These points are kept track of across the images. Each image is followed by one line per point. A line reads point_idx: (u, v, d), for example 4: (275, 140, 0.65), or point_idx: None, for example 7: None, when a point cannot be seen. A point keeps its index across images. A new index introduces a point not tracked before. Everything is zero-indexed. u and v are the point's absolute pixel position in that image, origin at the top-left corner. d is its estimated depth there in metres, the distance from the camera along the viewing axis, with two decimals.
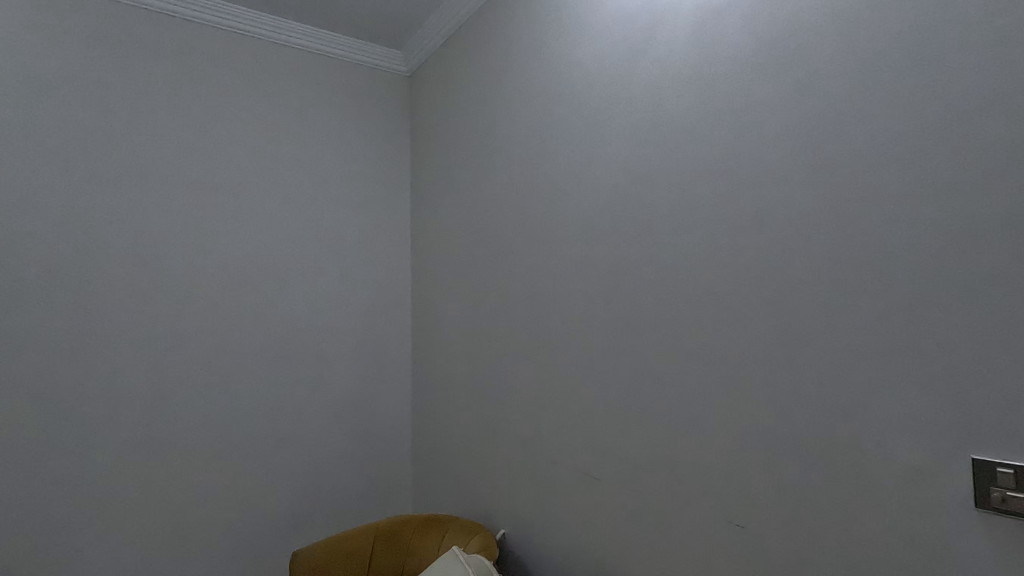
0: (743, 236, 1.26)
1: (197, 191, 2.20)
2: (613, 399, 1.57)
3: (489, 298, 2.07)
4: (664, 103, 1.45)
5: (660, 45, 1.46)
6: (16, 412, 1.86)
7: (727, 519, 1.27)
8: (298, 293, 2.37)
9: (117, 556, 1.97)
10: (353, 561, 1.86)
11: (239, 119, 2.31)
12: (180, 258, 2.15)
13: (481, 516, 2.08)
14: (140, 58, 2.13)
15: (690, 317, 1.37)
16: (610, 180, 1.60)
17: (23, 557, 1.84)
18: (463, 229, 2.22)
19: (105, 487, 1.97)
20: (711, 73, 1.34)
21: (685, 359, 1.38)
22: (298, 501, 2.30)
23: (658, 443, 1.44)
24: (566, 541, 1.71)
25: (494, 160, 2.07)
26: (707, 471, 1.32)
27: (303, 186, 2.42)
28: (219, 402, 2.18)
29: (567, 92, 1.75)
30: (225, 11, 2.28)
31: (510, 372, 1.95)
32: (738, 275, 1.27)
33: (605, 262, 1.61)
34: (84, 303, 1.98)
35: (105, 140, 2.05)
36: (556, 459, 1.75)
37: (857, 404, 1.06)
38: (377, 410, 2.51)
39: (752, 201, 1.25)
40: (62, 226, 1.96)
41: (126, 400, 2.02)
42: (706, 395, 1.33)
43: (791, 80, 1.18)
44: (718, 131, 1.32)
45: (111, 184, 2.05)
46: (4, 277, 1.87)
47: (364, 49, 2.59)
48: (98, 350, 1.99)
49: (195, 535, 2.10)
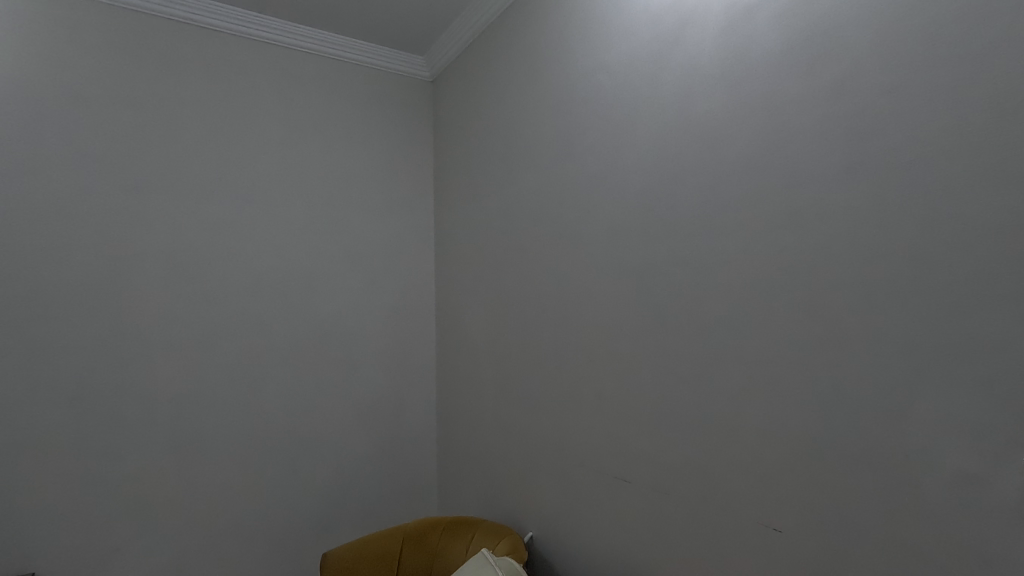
0: (776, 235, 1.25)
1: (227, 198, 2.25)
2: (642, 400, 1.56)
3: (514, 301, 2.08)
4: (693, 103, 1.44)
5: (688, 45, 1.46)
6: (56, 414, 1.92)
7: (762, 523, 1.26)
8: (325, 297, 2.41)
9: (152, 555, 2.02)
10: (383, 562, 1.88)
11: (265, 127, 2.35)
12: (211, 264, 2.20)
13: (508, 518, 2.09)
14: (171, 69, 2.19)
15: (721, 318, 1.36)
16: (638, 181, 1.59)
17: (64, 555, 1.90)
18: (488, 232, 2.23)
19: (140, 487, 2.02)
20: (740, 71, 1.33)
21: (717, 360, 1.37)
22: (326, 503, 2.33)
23: (688, 446, 1.43)
24: (595, 543, 1.70)
25: (519, 163, 2.08)
26: (741, 473, 1.30)
27: (329, 191, 2.46)
28: (250, 405, 2.22)
29: (593, 94, 1.75)
30: (251, 21, 2.33)
31: (537, 374, 1.96)
32: (770, 275, 1.25)
33: (633, 263, 1.60)
34: (119, 308, 2.04)
35: (139, 150, 2.11)
36: (584, 461, 1.74)
37: (898, 406, 1.04)
38: (403, 412, 2.53)
39: (785, 201, 1.23)
40: (99, 234, 2.02)
41: (160, 402, 2.07)
42: (739, 396, 1.31)
43: (826, 77, 1.16)
44: (750, 130, 1.31)
45: (145, 192, 2.11)
46: (46, 284, 1.94)
47: (387, 55, 2.62)
48: (133, 353, 2.05)
49: (227, 535, 2.14)
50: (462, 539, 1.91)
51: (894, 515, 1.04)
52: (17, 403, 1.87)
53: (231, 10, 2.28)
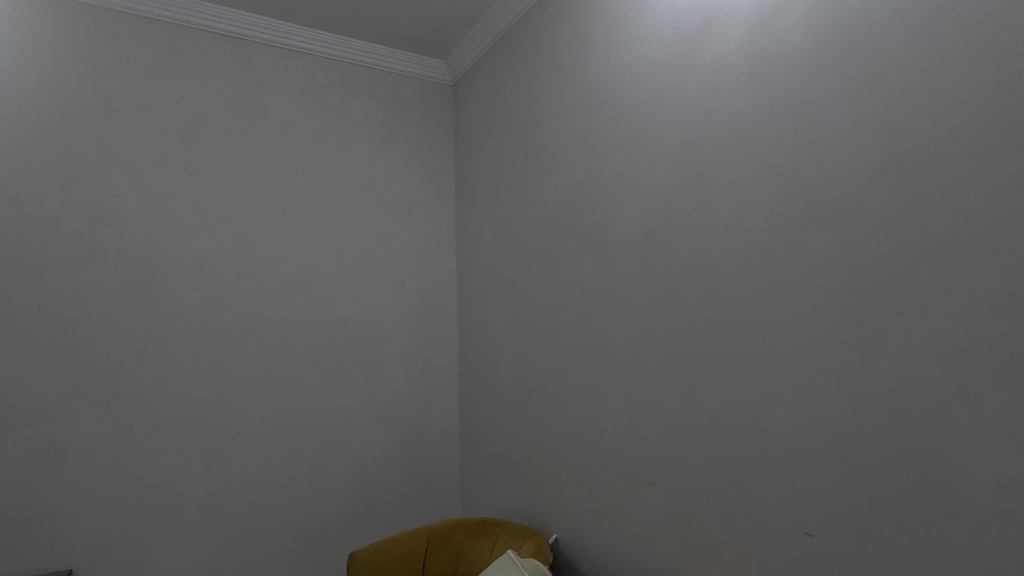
0: (807, 236, 1.23)
1: (254, 203, 2.29)
2: (669, 403, 1.55)
3: (537, 303, 2.08)
4: (718, 104, 1.43)
5: (714, 46, 1.44)
6: (93, 414, 1.98)
7: (793, 527, 1.24)
8: (349, 299, 2.43)
9: (184, 552, 2.07)
10: (409, 562, 1.90)
11: (290, 132, 2.39)
12: (239, 267, 2.24)
13: (532, 519, 2.09)
14: (200, 78, 2.24)
15: (750, 319, 1.34)
16: (663, 181, 1.58)
17: (100, 552, 1.95)
18: (511, 234, 2.24)
19: (172, 486, 2.07)
20: (768, 70, 1.31)
21: (745, 362, 1.35)
22: (351, 504, 2.35)
23: (717, 448, 1.41)
24: (622, 546, 1.69)
25: (542, 167, 2.08)
26: (771, 477, 1.29)
27: (352, 195, 2.49)
28: (276, 406, 2.26)
29: (616, 95, 1.75)
30: (276, 28, 2.37)
31: (561, 375, 1.96)
32: (800, 276, 1.24)
33: (658, 265, 1.60)
34: (151, 311, 2.09)
35: (170, 157, 2.16)
36: (610, 463, 1.74)
37: (938, 409, 1.01)
38: (426, 414, 2.55)
39: (816, 201, 1.21)
40: (132, 239, 2.08)
41: (191, 403, 2.12)
42: (769, 398, 1.30)
43: (858, 74, 1.14)
44: (778, 129, 1.29)
45: (176, 198, 2.16)
46: (83, 288, 2.00)
47: (409, 60, 2.65)
48: (165, 356, 2.10)
49: (256, 535, 2.18)
50: (486, 539, 1.92)
51: (933, 520, 1.02)
52: (56, 403, 1.94)
53: (257, 19, 2.32)
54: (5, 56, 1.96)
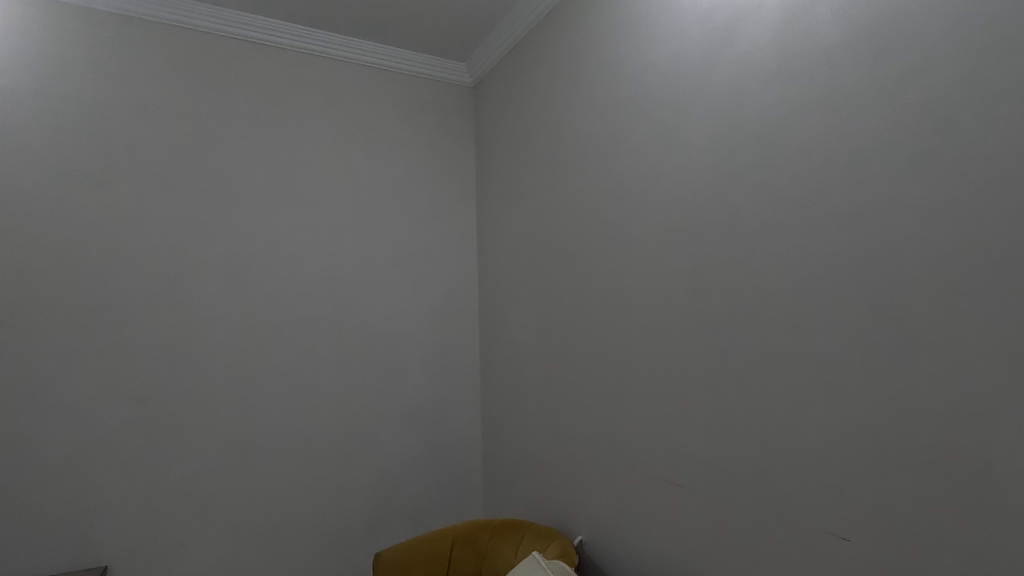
0: (841, 233, 1.20)
1: (279, 206, 2.33)
2: (697, 405, 1.53)
3: (561, 304, 2.08)
4: (745, 101, 1.41)
5: (741, 42, 1.43)
6: (126, 414, 2.03)
7: (828, 531, 1.21)
8: (372, 300, 2.46)
9: (213, 551, 2.10)
10: (433, 563, 1.90)
11: (314, 136, 2.42)
12: (264, 270, 2.28)
13: (556, 521, 2.08)
14: (227, 85, 2.28)
15: (781, 319, 1.32)
16: (689, 180, 1.57)
17: (132, 550, 1.99)
18: (533, 235, 2.24)
19: (202, 484, 2.11)
20: (798, 65, 1.29)
21: (776, 362, 1.33)
22: (376, 504, 2.37)
23: (747, 449, 1.39)
24: (649, 548, 1.68)
25: (564, 167, 2.08)
26: (804, 480, 1.26)
27: (374, 197, 2.51)
28: (302, 406, 2.28)
29: (640, 94, 1.74)
30: (299, 34, 2.40)
31: (586, 376, 1.95)
32: (835, 274, 1.21)
33: (684, 265, 1.58)
34: (180, 313, 2.13)
35: (198, 162, 2.21)
36: (637, 465, 1.72)
37: (981, 412, 0.99)
38: (449, 415, 2.56)
39: (850, 198, 1.19)
40: (162, 243, 2.13)
41: (219, 404, 2.16)
42: (802, 399, 1.27)
43: (894, 67, 1.12)
44: (809, 126, 1.27)
45: (205, 202, 2.21)
46: (117, 291, 2.05)
47: (430, 62, 2.66)
48: (194, 357, 2.14)
49: (282, 534, 2.21)
50: (511, 540, 1.92)
51: (978, 525, 0.99)
52: (91, 403, 1.99)
53: (281, 25, 2.36)
54: (41, 66, 2.02)
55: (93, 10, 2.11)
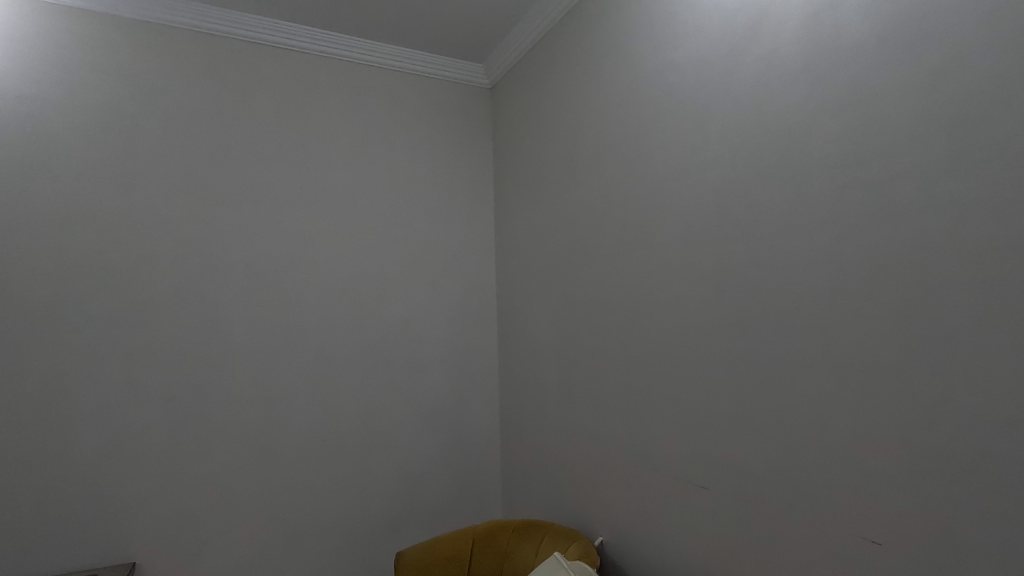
0: (870, 232, 1.19)
1: (300, 208, 2.35)
2: (721, 406, 1.52)
3: (581, 304, 2.08)
4: (771, 100, 1.40)
5: (766, 39, 1.41)
6: (153, 414, 2.06)
7: (857, 534, 1.20)
8: (391, 301, 2.47)
9: (236, 549, 2.13)
10: (454, 563, 1.91)
11: (333, 138, 2.44)
12: (286, 271, 2.30)
13: (576, 522, 2.08)
14: (249, 89, 2.32)
15: (808, 319, 1.30)
16: (712, 179, 1.56)
17: (158, 546, 2.03)
18: (553, 235, 2.24)
19: (226, 483, 2.14)
20: (825, 63, 1.28)
21: (803, 363, 1.31)
22: (396, 504, 2.39)
23: (772, 450, 1.38)
24: (672, 550, 1.67)
25: (584, 168, 2.07)
26: (832, 481, 1.24)
27: (393, 198, 2.53)
28: (323, 406, 2.31)
29: (661, 93, 1.74)
30: (319, 37, 2.42)
31: (607, 376, 1.94)
32: (865, 273, 1.19)
33: (708, 265, 1.57)
34: (205, 314, 2.17)
35: (221, 165, 2.24)
36: (659, 466, 1.71)
37: (1017, 414, 0.97)
38: (468, 416, 2.56)
39: (879, 196, 1.17)
40: (187, 246, 2.16)
41: (243, 404, 2.19)
42: (828, 400, 1.26)
43: (926, 64, 1.10)
44: (837, 124, 1.25)
45: (228, 205, 2.24)
46: (143, 293, 2.09)
47: (448, 64, 2.68)
48: (218, 358, 2.17)
49: (304, 533, 2.23)
50: (532, 541, 1.92)
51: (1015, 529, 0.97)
52: (118, 403, 2.03)
53: (301, 29, 2.38)
54: (70, 72, 2.07)
55: (120, 17, 2.15)
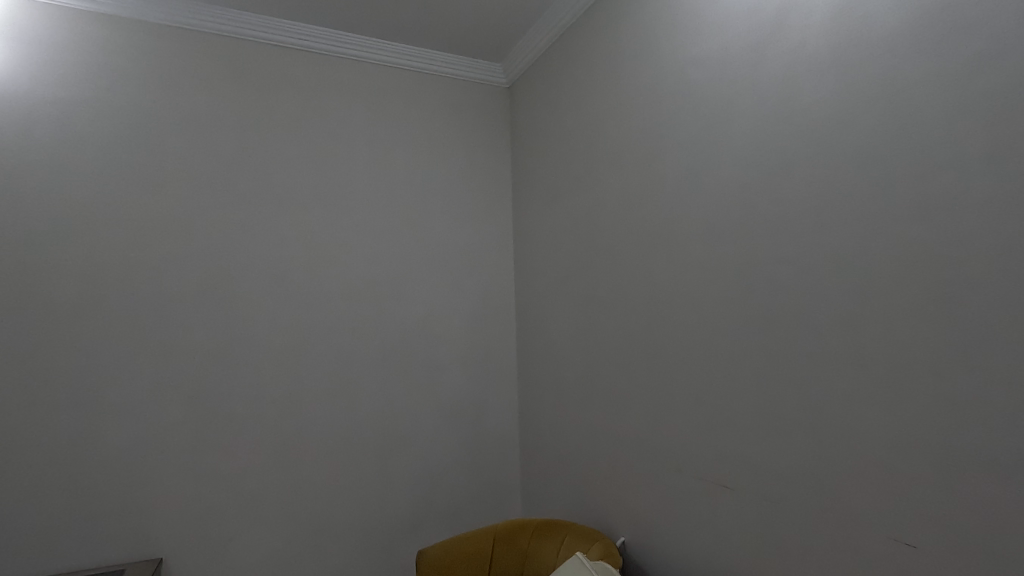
0: (901, 228, 1.16)
1: (321, 209, 2.37)
2: (747, 406, 1.50)
3: (602, 303, 2.06)
4: (798, 94, 1.38)
5: (792, 33, 1.39)
6: (178, 412, 2.10)
7: (889, 537, 1.17)
8: (410, 301, 2.48)
9: (260, 546, 2.16)
10: (475, 562, 1.91)
11: (353, 139, 2.46)
12: (307, 271, 2.32)
13: (598, 522, 2.06)
14: (270, 91, 2.34)
15: (837, 317, 1.28)
16: (737, 176, 1.54)
17: (184, 543, 2.06)
18: (573, 234, 2.23)
19: (249, 481, 2.17)
20: (854, 56, 1.25)
21: (833, 361, 1.29)
22: (416, 503, 2.40)
23: (799, 451, 1.36)
24: (695, 552, 1.65)
25: (604, 166, 2.06)
26: (863, 483, 1.22)
27: (412, 199, 2.54)
28: (344, 406, 2.32)
29: (684, 90, 1.72)
30: (339, 39, 2.44)
31: (629, 375, 1.93)
32: (898, 270, 1.16)
33: (733, 263, 1.55)
34: (228, 314, 2.19)
35: (243, 167, 2.27)
36: (683, 466, 1.70)
37: None
38: (487, 415, 2.56)
39: (911, 192, 1.15)
40: (211, 247, 2.19)
41: (265, 403, 2.21)
42: (859, 400, 1.23)
43: (961, 56, 1.08)
44: (866, 119, 1.23)
45: (251, 206, 2.27)
46: (169, 293, 2.13)
47: (466, 64, 2.68)
48: (242, 357, 2.20)
49: (326, 531, 2.25)
50: (553, 540, 1.91)
51: None
52: (146, 402, 2.06)
53: (321, 31, 2.40)
54: (98, 78, 2.11)
55: (146, 23, 2.19)
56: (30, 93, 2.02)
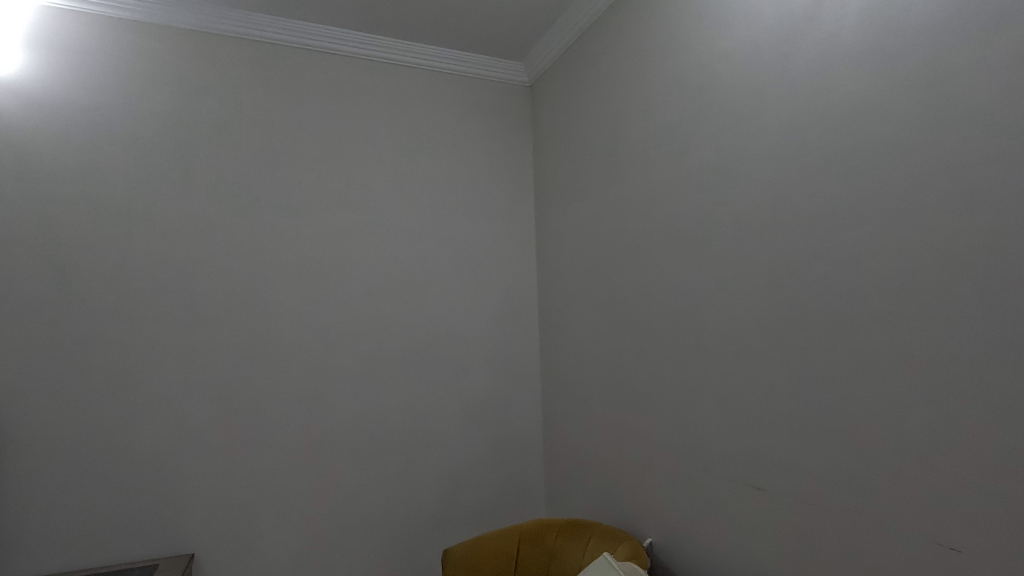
0: (943, 222, 1.13)
1: (345, 210, 2.40)
2: (779, 406, 1.47)
3: (628, 301, 2.05)
4: (832, 86, 1.34)
5: (826, 24, 1.36)
6: (208, 411, 2.14)
7: (933, 541, 1.14)
8: (434, 300, 2.49)
9: (288, 543, 2.18)
10: (501, 561, 1.91)
11: (376, 140, 2.48)
12: (332, 271, 2.35)
13: (624, 523, 2.05)
14: (295, 93, 2.37)
15: (874, 315, 1.25)
16: (768, 171, 1.51)
17: (215, 539, 2.10)
18: (597, 232, 2.22)
19: (277, 478, 2.20)
20: (892, 46, 1.22)
21: (870, 360, 1.25)
22: (440, 502, 2.40)
23: (835, 452, 1.32)
24: (726, 555, 1.62)
25: (629, 163, 2.04)
26: (904, 485, 1.19)
27: (435, 198, 2.54)
28: (369, 404, 2.34)
29: (712, 84, 1.69)
30: (362, 41, 2.46)
31: (656, 374, 1.90)
32: (940, 265, 1.13)
33: (763, 259, 1.52)
34: (256, 314, 2.23)
35: (269, 169, 2.30)
36: (712, 467, 1.67)
37: None
38: (511, 415, 2.56)
39: (954, 184, 1.11)
40: (238, 248, 2.23)
41: (292, 401, 2.24)
42: (899, 400, 1.20)
43: (1007, 41, 1.04)
44: (906, 110, 1.19)
45: (277, 207, 2.30)
46: (199, 293, 2.17)
47: (488, 63, 2.68)
48: (270, 357, 2.23)
49: (352, 530, 2.26)
50: (579, 540, 1.90)
51: None
52: (177, 400, 2.10)
53: (345, 33, 2.43)
54: (130, 84, 2.16)
55: (175, 29, 2.23)
56: (66, 100, 2.07)
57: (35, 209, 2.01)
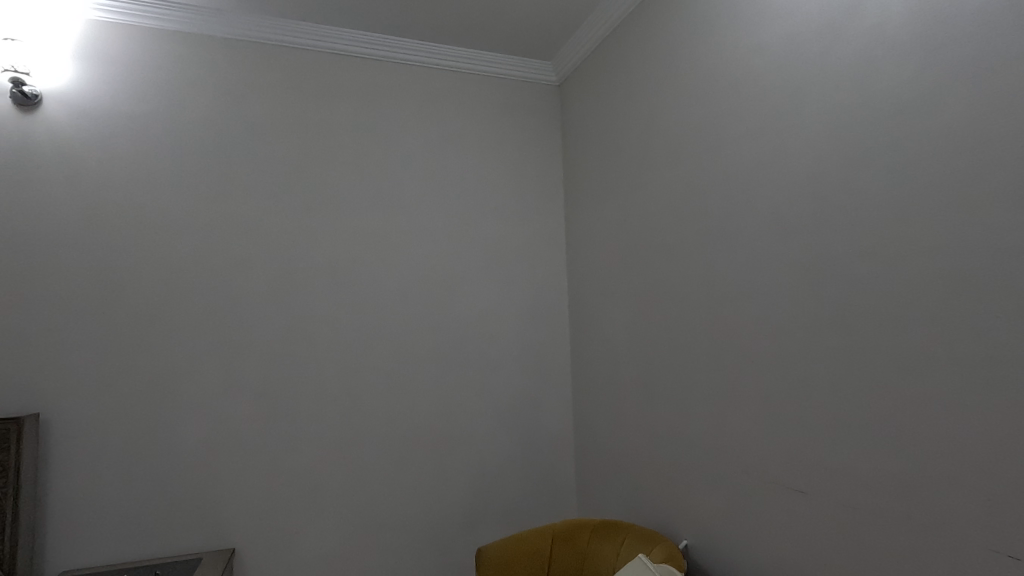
0: (996, 217, 1.08)
1: (377, 211, 2.43)
2: (820, 408, 1.43)
3: (661, 300, 2.02)
4: (876, 78, 1.30)
5: (870, 13, 1.32)
6: (246, 409, 2.19)
7: (990, 549, 1.09)
8: (464, 300, 2.50)
9: (324, 539, 2.23)
10: (533, 561, 1.90)
11: (407, 142, 2.50)
12: (365, 273, 2.38)
13: (658, 524, 2.03)
14: (327, 98, 2.41)
15: (922, 314, 1.20)
16: (807, 167, 1.47)
17: (254, 534, 2.15)
18: (629, 231, 2.20)
19: (313, 476, 2.24)
20: (940, 34, 1.17)
21: (918, 361, 1.21)
22: (472, 500, 2.42)
23: (882, 455, 1.28)
24: (765, 559, 1.59)
25: (662, 160, 2.02)
26: (957, 491, 1.14)
27: (464, 199, 2.56)
28: (401, 403, 2.37)
29: (748, 78, 1.66)
30: (391, 44, 2.49)
31: (690, 373, 1.88)
32: (994, 261, 1.08)
33: (803, 257, 1.48)
34: (291, 315, 2.28)
35: (303, 173, 2.35)
36: (750, 469, 1.64)
37: None
38: (541, 414, 2.56)
39: (1009, 176, 1.06)
40: (274, 251, 2.28)
41: (326, 400, 2.28)
42: (951, 402, 1.15)
43: None
44: (956, 101, 1.15)
45: (311, 210, 2.34)
46: (237, 295, 2.22)
47: (516, 63, 2.68)
48: (305, 357, 2.28)
49: (386, 527, 2.30)
50: (612, 541, 1.89)
51: None
52: (217, 399, 2.17)
53: (374, 36, 2.46)
54: (170, 92, 2.23)
55: (213, 38, 2.30)
56: (111, 109, 2.15)
57: (84, 215, 2.09)
